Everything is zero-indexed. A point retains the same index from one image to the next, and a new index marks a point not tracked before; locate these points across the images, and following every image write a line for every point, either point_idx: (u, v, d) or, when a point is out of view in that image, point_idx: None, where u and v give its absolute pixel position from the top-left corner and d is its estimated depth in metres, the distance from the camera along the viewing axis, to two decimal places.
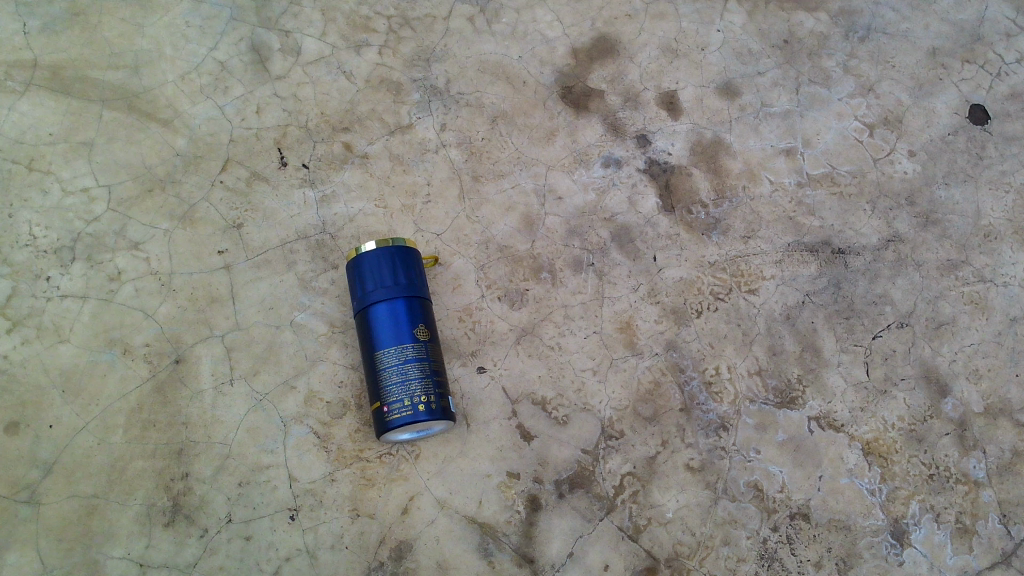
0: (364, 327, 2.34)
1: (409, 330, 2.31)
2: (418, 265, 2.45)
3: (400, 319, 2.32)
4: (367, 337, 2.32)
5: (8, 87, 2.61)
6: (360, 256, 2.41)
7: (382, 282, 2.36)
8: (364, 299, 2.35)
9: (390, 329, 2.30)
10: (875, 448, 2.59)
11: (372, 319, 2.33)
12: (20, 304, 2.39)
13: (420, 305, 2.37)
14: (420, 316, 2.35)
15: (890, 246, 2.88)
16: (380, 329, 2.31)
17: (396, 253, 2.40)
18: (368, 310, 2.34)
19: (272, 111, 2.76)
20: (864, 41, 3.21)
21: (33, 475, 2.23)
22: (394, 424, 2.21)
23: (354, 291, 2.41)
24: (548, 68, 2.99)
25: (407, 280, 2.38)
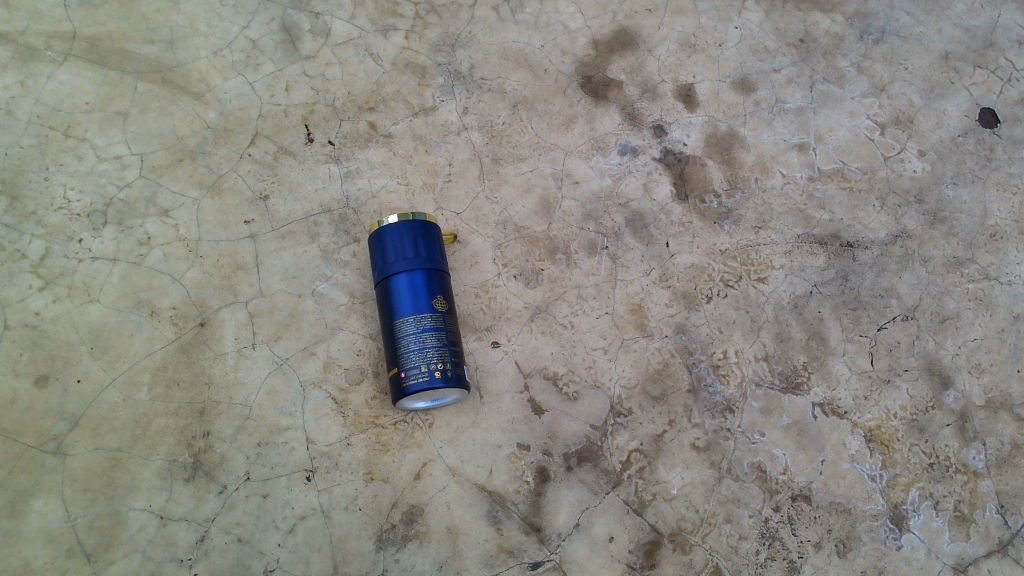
0: (384, 297, 2.42)
1: (428, 300, 2.38)
2: (438, 240, 2.53)
3: (419, 290, 2.39)
4: (387, 307, 2.40)
5: (48, 57, 2.71)
6: (382, 229, 2.49)
7: (403, 254, 2.43)
8: (384, 270, 2.43)
9: (409, 299, 2.37)
10: (876, 436, 2.65)
11: (392, 289, 2.40)
12: (53, 263, 2.48)
13: (438, 277, 2.44)
14: (438, 288, 2.42)
15: (898, 242, 2.95)
16: (399, 298, 2.38)
17: (417, 227, 2.47)
18: (388, 281, 2.41)
19: (300, 88, 2.84)
20: (878, 43, 3.28)
21: (61, 427, 2.31)
22: (410, 390, 2.28)
23: (375, 263, 2.49)
24: (569, 57, 3.07)
25: (427, 253, 2.46)
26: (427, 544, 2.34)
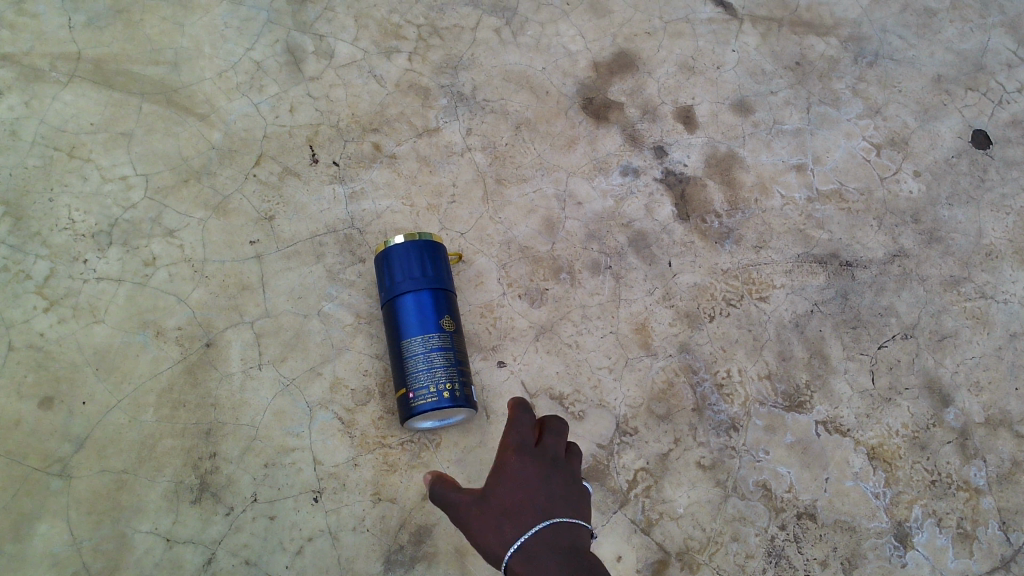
0: (391, 316, 2.42)
1: (435, 320, 2.39)
2: (444, 260, 2.53)
3: (426, 310, 2.40)
4: (394, 326, 2.40)
5: (52, 78, 2.71)
6: (389, 249, 2.49)
7: (411, 274, 2.44)
8: (391, 289, 2.43)
9: (416, 319, 2.38)
10: (879, 453, 2.68)
11: (399, 309, 2.41)
12: (57, 284, 2.47)
13: (445, 298, 2.45)
14: (445, 308, 2.43)
15: (896, 261, 2.98)
16: (406, 318, 2.39)
17: (424, 247, 2.47)
18: (395, 300, 2.41)
19: (304, 109, 2.85)
20: (872, 65, 3.33)
21: (65, 448, 2.29)
22: (418, 410, 2.29)
23: (382, 281, 2.49)
24: (570, 80, 3.10)
25: (434, 273, 2.46)
26: (436, 565, 2.34)
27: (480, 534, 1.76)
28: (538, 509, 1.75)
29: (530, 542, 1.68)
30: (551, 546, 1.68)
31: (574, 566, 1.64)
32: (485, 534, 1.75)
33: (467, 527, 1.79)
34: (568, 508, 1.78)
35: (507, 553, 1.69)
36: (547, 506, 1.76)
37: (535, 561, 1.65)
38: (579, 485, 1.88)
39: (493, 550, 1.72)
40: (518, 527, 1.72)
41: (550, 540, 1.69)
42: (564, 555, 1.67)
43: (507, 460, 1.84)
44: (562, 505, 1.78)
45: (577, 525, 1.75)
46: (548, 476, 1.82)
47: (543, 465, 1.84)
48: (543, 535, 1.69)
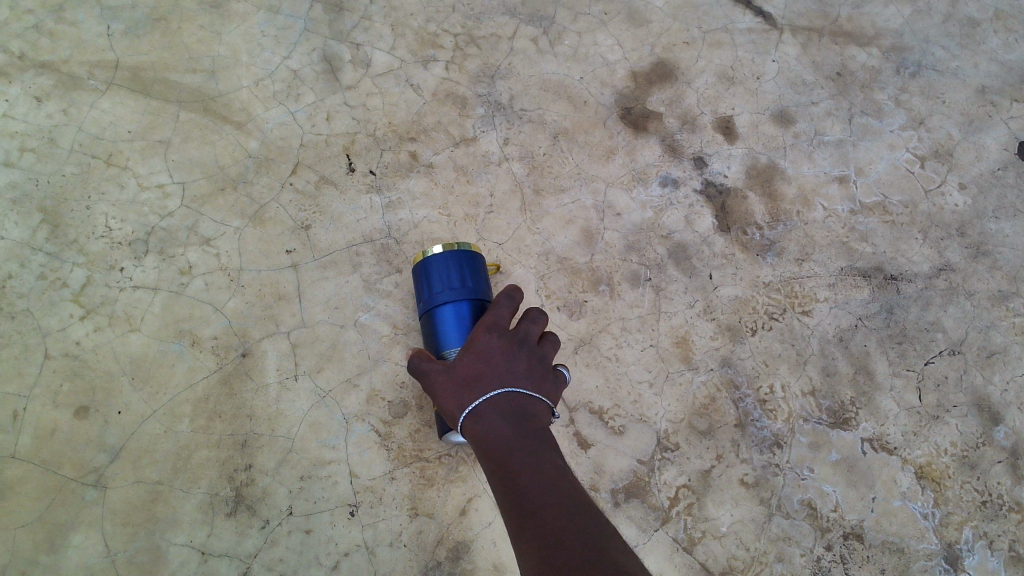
0: (428, 327, 2.22)
1: (470, 325, 2.16)
2: (484, 273, 2.35)
3: (465, 317, 2.17)
4: (430, 337, 2.20)
5: (91, 85, 2.70)
6: (427, 259, 2.32)
7: (450, 282, 2.25)
8: (428, 300, 2.25)
9: (454, 326, 2.15)
10: (928, 473, 2.60)
11: (435, 318, 2.21)
12: (94, 292, 2.45)
13: (485, 308, 2.23)
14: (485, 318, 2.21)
15: (942, 275, 2.91)
16: (442, 326, 2.17)
17: (462, 256, 2.30)
18: (431, 310, 2.23)
19: (341, 118, 2.82)
20: (915, 76, 3.27)
21: (101, 458, 2.26)
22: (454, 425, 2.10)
23: (422, 294, 2.32)
24: (608, 89, 3.06)
25: (472, 281, 2.27)
26: None
27: (442, 398, 1.71)
28: (494, 373, 1.67)
29: (484, 405, 1.62)
30: (503, 410, 1.61)
31: (523, 433, 1.57)
32: (448, 397, 1.70)
33: (431, 385, 1.75)
34: (529, 384, 1.69)
35: (461, 414, 1.64)
36: (506, 378, 1.66)
37: (486, 424, 1.60)
38: (546, 371, 1.78)
39: (451, 414, 1.68)
40: (473, 390, 1.65)
41: (504, 405, 1.62)
42: (516, 422, 1.60)
43: (478, 338, 1.75)
44: (523, 379, 1.70)
45: (535, 398, 1.67)
46: (514, 352, 1.74)
47: (511, 344, 1.74)
48: (496, 398, 1.62)
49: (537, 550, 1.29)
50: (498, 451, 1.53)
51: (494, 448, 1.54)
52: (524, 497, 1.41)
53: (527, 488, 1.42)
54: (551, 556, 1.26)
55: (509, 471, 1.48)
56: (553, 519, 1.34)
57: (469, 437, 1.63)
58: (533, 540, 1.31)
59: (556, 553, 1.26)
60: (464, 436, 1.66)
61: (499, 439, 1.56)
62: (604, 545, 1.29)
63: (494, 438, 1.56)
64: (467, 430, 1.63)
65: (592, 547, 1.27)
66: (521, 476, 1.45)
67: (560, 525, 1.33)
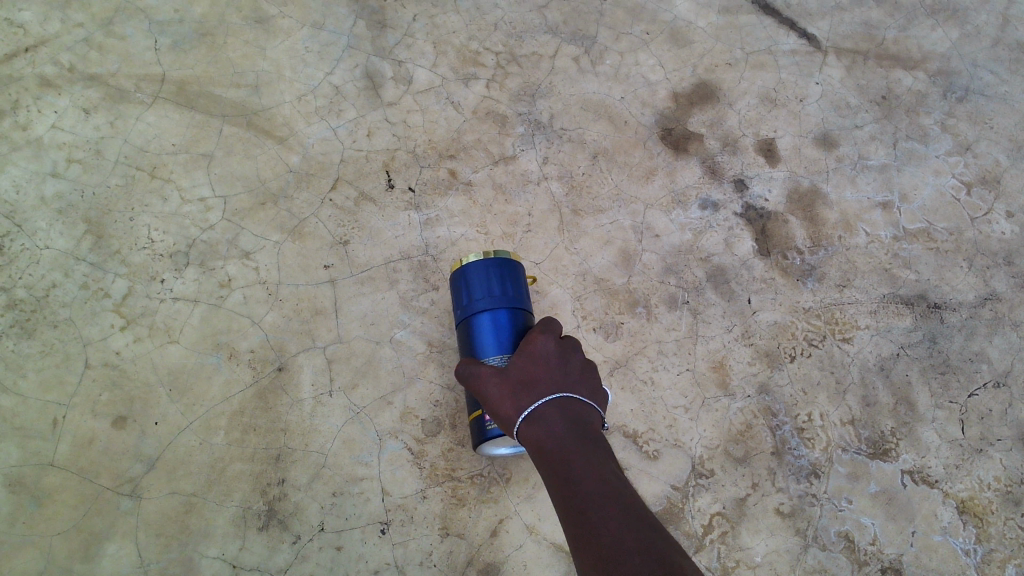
0: (467, 338, 2.15)
1: (511, 338, 2.10)
2: (523, 280, 2.27)
3: (502, 327, 2.11)
4: (470, 349, 2.13)
5: (137, 98, 2.74)
6: (464, 266, 2.25)
7: (486, 290, 2.18)
8: (466, 309, 2.18)
9: (491, 337, 2.09)
10: (970, 508, 2.54)
11: (474, 329, 2.14)
12: (135, 302, 2.48)
13: (523, 317, 2.16)
14: (523, 328, 2.14)
15: (987, 304, 2.85)
16: (481, 338, 2.10)
17: (501, 264, 2.22)
18: (470, 320, 2.15)
19: (382, 134, 2.84)
20: (963, 101, 3.21)
21: (137, 468, 2.28)
22: (490, 434, 2.07)
23: (458, 302, 2.25)
24: (649, 109, 3.04)
25: (512, 292, 2.19)
26: None
27: (497, 403, 1.74)
28: (551, 380, 1.72)
29: (542, 409, 1.65)
30: (560, 414, 1.64)
31: (581, 437, 1.61)
32: (504, 401, 1.73)
33: (485, 388, 1.78)
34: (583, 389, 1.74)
35: (519, 419, 1.67)
36: (561, 382, 1.72)
37: (543, 426, 1.63)
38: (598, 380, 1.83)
39: (507, 416, 1.71)
40: (531, 395, 1.69)
41: (562, 410, 1.66)
42: (574, 426, 1.63)
43: (534, 340, 1.83)
44: (579, 386, 1.74)
45: (589, 406, 1.71)
46: (568, 357, 1.81)
47: (565, 349, 1.82)
48: (554, 403, 1.66)
49: (601, 559, 1.33)
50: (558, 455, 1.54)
51: (552, 450, 1.57)
52: (585, 501, 1.44)
53: (587, 494, 1.45)
54: (617, 568, 1.29)
55: (570, 474, 1.50)
56: (616, 525, 1.37)
57: (525, 441, 1.66)
58: (596, 549, 1.35)
59: (621, 564, 1.30)
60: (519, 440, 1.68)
61: (557, 442, 1.59)
62: (668, 553, 1.33)
63: (552, 441, 1.59)
64: (524, 435, 1.66)
65: (658, 557, 1.31)
66: (580, 481, 1.48)
67: (624, 532, 1.36)
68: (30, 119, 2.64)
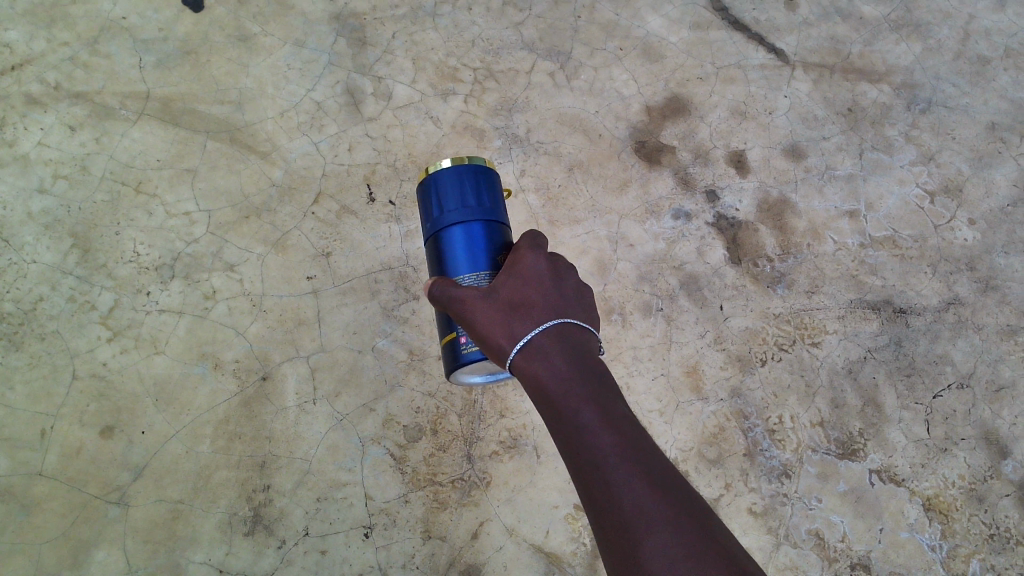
0: (437, 256, 1.77)
1: (488, 258, 1.71)
2: (499, 187, 1.86)
3: (476, 242, 1.72)
4: (440, 269, 1.75)
5: (122, 115, 2.80)
6: (429, 171, 1.83)
7: (456, 197, 1.77)
8: (436, 222, 1.77)
9: (464, 251, 1.71)
10: (935, 505, 2.63)
11: (445, 247, 1.75)
12: (121, 315, 2.54)
13: (501, 231, 1.77)
14: (501, 244, 1.75)
15: (950, 308, 2.95)
16: (454, 257, 1.72)
17: (474, 165, 1.81)
18: (440, 235, 1.76)
19: (362, 149, 2.90)
20: (926, 113, 3.31)
21: (124, 477, 2.35)
22: (467, 359, 1.65)
23: (427, 212, 1.83)
24: (623, 123, 3.13)
25: (490, 203, 1.79)
26: None
27: (486, 329, 1.49)
28: (549, 307, 1.49)
29: (542, 341, 1.42)
30: (563, 347, 1.42)
31: (587, 374, 1.38)
32: (495, 326, 1.48)
33: (472, 314, 1.53)
34: (580, 313, 1.53)
35: (514, 350, 1.43)
36: (558, 304, 1.50)
37: (545, 358, 1.40)
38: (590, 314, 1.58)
39: (499, 345, 1.46)
40: (527, 321, 1.46)
41: (563, 345, 1.43)
42: (579, 364, 1.39)
43: (523, 256, 1.59)
44: (576, 308, 1.53)
45: (587, 331, 1.50)
46: (562, 278, 1.57)
47: (559, 267, 1.59)
48: (553, 332, 1.44)
49: (620, 521, 1.18)
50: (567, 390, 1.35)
51: (557, 394, 1.34)
52: (601, 453, 1.25)
53: (601, 445, 1.26)
54: (639, 531, 1.16)
55: (583, 422, 1.30)
56: (635, 479, 1.21)
57: (522, 376, 1.42)
58: (615, 508, 1.20)
59: (644, 528, 1.16)
60: (513, 372, 1.45)
61: (562, 383, 1.36)
62: (694, 510, 1.20)
63: (556, 381, 1.36)
64: (519, 369, 1.43)
65: (685, 519, 1.17)
66: (592, 428, 1.28)
67: (643, 485, 1.21)
68: (17, 137, 2.70)
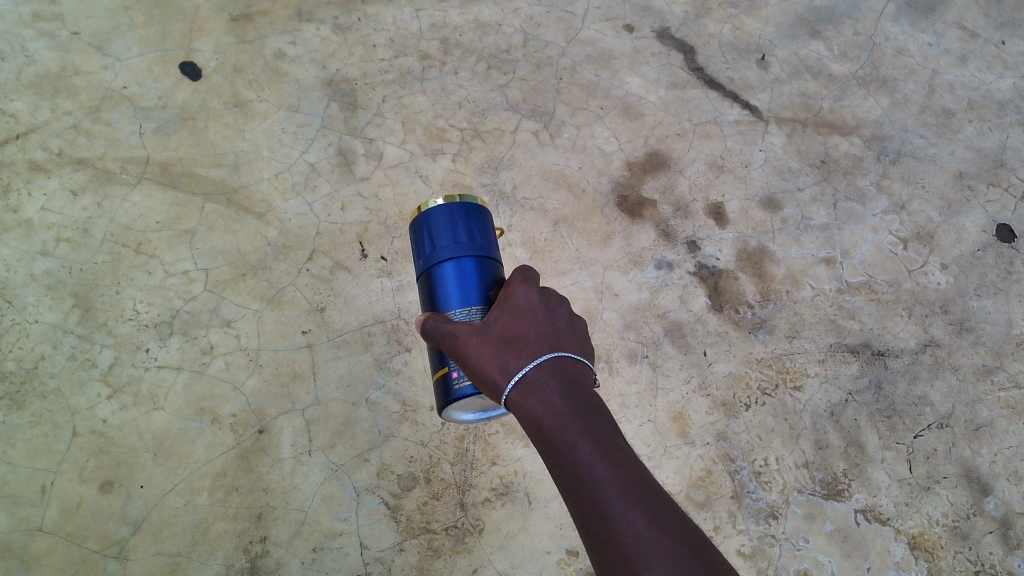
0: (429, 292, 1.84)
1: (479, 293, 1.79)
2: (490, 226, 1.95)
3: (468, 277, 1.81)
4: (432, 304, 1.82)
5: (123, 180, 2.91)
6: (424, 210, 1.92)
7: (449, 236, 1.86)
8: (429, 259, 1.86)
9: (455, 287, 1.79)
10: (920, 543, 2.69)
11: (437, 283, 1.83)
12: (121, 372, 2.60)
13: (492, 267, 1.86)
14: (492, 280, 1.84)
15: (927, 350, 3.04)
16: (446, 292, 1.80)
17: (467, 205, 1.91)
18: (432, 271, 1.84)
19: (355, 208, 3.01)
20: (895, 163, 3.46)
21: (123, 531, 2.39)
22: (458, 394, 1.70)
23: (419, 251, 1.92)
24: (605, 178, 3.26)
25: (481, 240, 1.88)
26: None
27: (480, 364, 1.55)
28: (542, 339, 1.56)
29: (536, 375, 1.48)
30: (557, 381, 1.48)
31: (582, 407, 1.43)
32: (488, 362, 1.54)
33: (465, 350, 1.59)
34: (574, 345, 1.60)
35: (509, 385, 1.49)
36: (551, 337, 1.57)
37: (539, 392, 1.46)
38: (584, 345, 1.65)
39: (492, 380, 1.52)
40: (520, 356, 1.52)
41: (557, 379, 1.48)
42: (573, 398, 1.45)
43: (514, 290, 1.68)
44: (570, 339, 1.61)
45: (580, 362, 1.56)
46: (554, 310, 1.65)
47: (551, 301, 1.67)
48: (546, 365, 1.50)
49: (618, 551, 1.23)
50: (561, 424, 1.40)
51: (553, 429, 1.40)
52: (597, 485, 1.30)
53: (598, 479, 1.31)
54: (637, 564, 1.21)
55: (579, 457, 1.35)
56: (633, 512, 1.26)
57: (517, 411, 1.48)
58: (613, 541, 1.24)
59: (644, 560, 1.21)
60: (507, 407, 1.51)
61: (556, 417, 1.41)
62: (691, 541, 1.25)
63: (551, 416, 1.41)
64: (514, 404, 1.48)
65: (682, 550, 1.22)
66: (589, 462, 1.34)
67: (641, 519, 1.26)
68: (21, 202, 2.80)
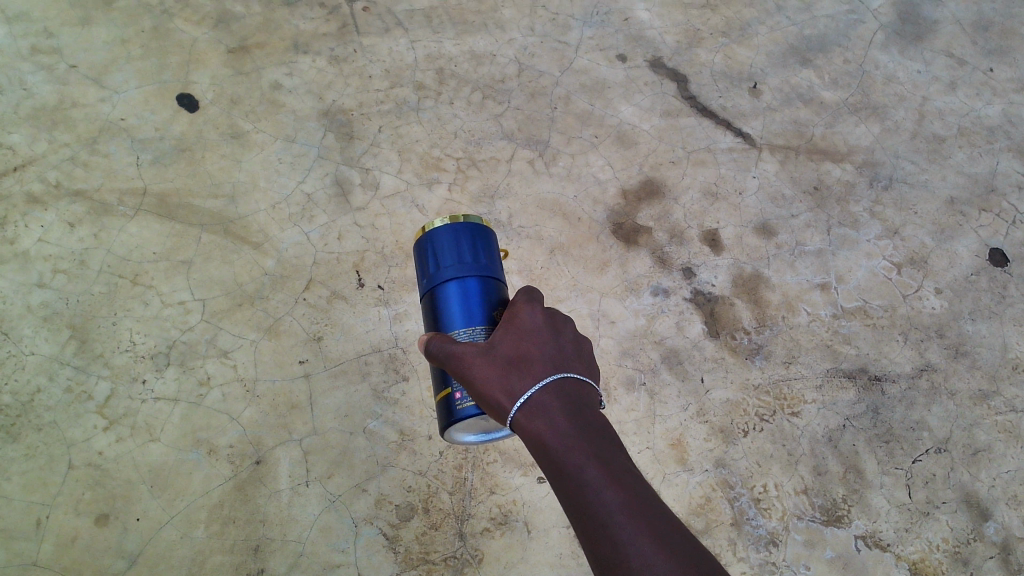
0: (433, 312, 1.85)
1: (483, 312, 1.79)
2: (495, 250, 1.97)
3: (471, 297, 1.81)
4: (436, 324, 1.83)
5: (120, 211, 2.92)
6: (430, 232, 1.95)
7: (454, 257, 1.89)
8: (434, 279, 1.87)
9: (459, 305, 1.79)
10: (921, 569, 2.68)
11: (441, 302, 1.83)
12: (117, 403, 2.59)
13: (496, 288, 1.87)
14: (496, 300, 1.84)
15: (924, 375, 3.05)
16: (450, 311, 1.80)
17: (473, 228, 1.94)
18: (437, 291, 1.85)
19: (352, 237, 3.02)
20: (888, 189, 3.49)
21: (119, 565, 2.37)
22: (460, 415, 1.71)
23: (424, 272, 1.94)
24: (600, 206, 3.28)
25: (486, 262, 1.90)
26: None
27: (484, 385, 1.54)
28: (547, 360, 1.55)
29: (543, 397, 1.47)
30: (564, 404, 1.47)
31: (589, 431, 1.42)
32: (492, 383, 1.53)
33: (470, 369, 1.57)
34: (580, 366, 1.59)
35: (514, 407, 1.48)
36: (557, 358, 1.56)
37: (546, 415, 1.45)
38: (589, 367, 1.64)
39: (497, 402, 1.51)
40: (529, 377, 1.51)
41: (563, 401, 1.48)
42: (580, 422, 1.44)
43: (519, 312, 1.67)
44: (576, 360, 1.60)
45: (584, 384, 1.55)
46: (559, 332, 1.65)
47: (556, 323, 1.66)
48: (552, 387, 1.49)
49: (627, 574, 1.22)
50: (568, 447, 1.39)
51: (559, 451, 1.39)
52: (605, 509, 1.29)
53: (606, 503, 1.30)
54: None
55: (587, 480, 1.34)
56: (642, 536, 1.25)
57: (523, 433, 1.46)
58: (621, 565, 1.23)
59: None
60: (512, 430, 1.50)
61: (563, 440, 1.40)
62: (701, 566, 1.23)
63: (557, 439, 1.40)
64: (520, 426, 1.47)
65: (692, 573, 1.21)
66: (597, 485, 1.33)
67: (650, 542, 1.24)
68: (18, 234, 2.80)
